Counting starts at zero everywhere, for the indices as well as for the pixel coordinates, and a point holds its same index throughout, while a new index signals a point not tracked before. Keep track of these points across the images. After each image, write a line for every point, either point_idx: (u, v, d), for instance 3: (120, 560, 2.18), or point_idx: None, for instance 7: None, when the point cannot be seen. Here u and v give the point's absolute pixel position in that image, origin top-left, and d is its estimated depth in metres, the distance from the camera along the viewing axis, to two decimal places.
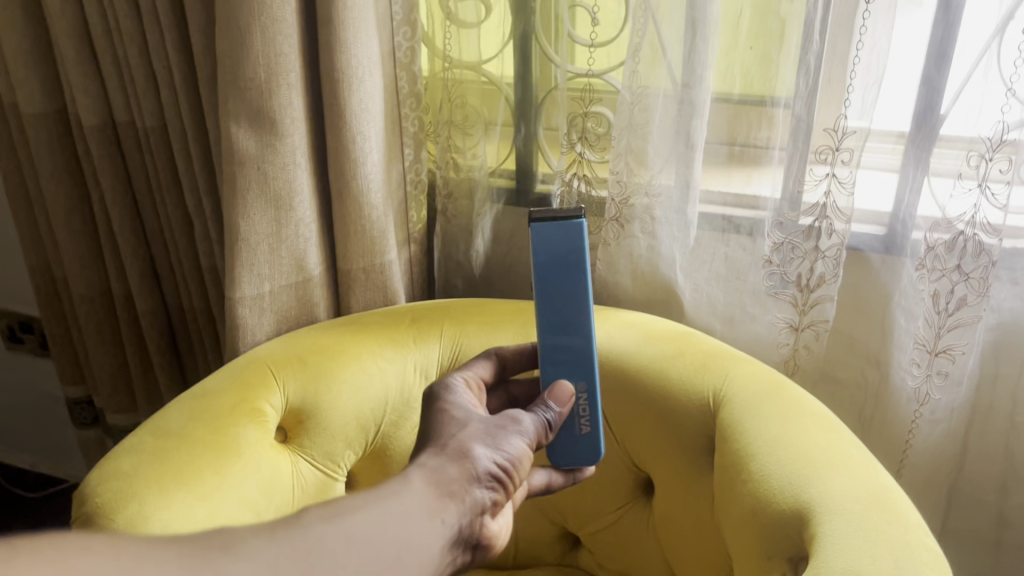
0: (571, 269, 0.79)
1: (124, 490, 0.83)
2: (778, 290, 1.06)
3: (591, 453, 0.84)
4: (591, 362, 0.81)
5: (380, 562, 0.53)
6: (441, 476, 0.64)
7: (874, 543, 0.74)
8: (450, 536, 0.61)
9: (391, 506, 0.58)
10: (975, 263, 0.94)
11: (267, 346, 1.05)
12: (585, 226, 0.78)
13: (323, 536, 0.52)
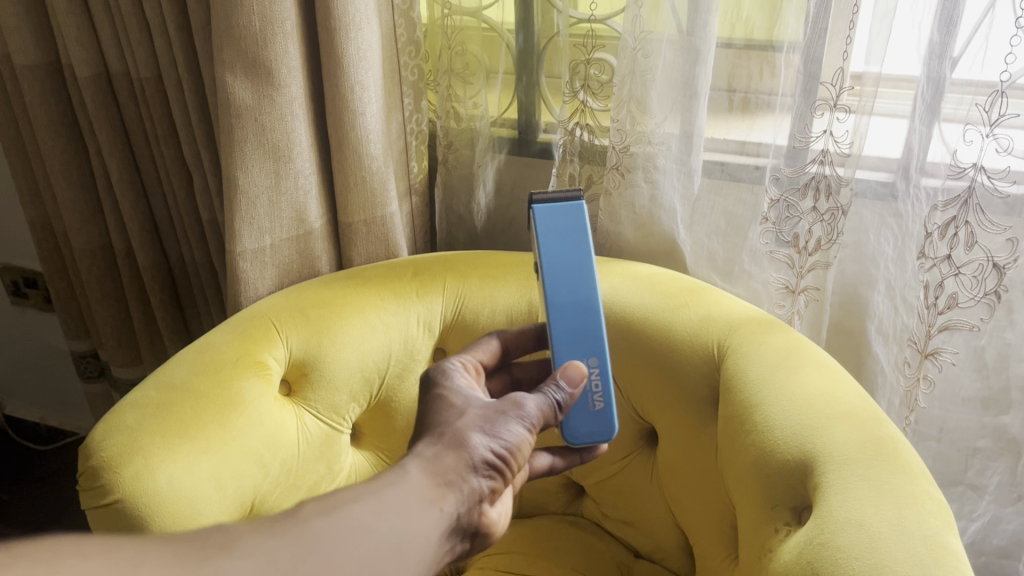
0: (575, 246, 0.82)
1: (129, 444, 0.84)
2: (774, 249, 1.04)
3: (605, 429, 0.82)
4: (601, 340, 0.82)
5: (380, 554, 0.55)
6: (437, 465, 0.64)
7: (878, 492, 0.74)
8: (446, 524, 0.62)
9: (389, 499, 0.59)
10: (967, 257, 0.91)
11: (270, 300, 1.05)
12: (583, 203, 0.82)
13: (321, 532, 0.53)
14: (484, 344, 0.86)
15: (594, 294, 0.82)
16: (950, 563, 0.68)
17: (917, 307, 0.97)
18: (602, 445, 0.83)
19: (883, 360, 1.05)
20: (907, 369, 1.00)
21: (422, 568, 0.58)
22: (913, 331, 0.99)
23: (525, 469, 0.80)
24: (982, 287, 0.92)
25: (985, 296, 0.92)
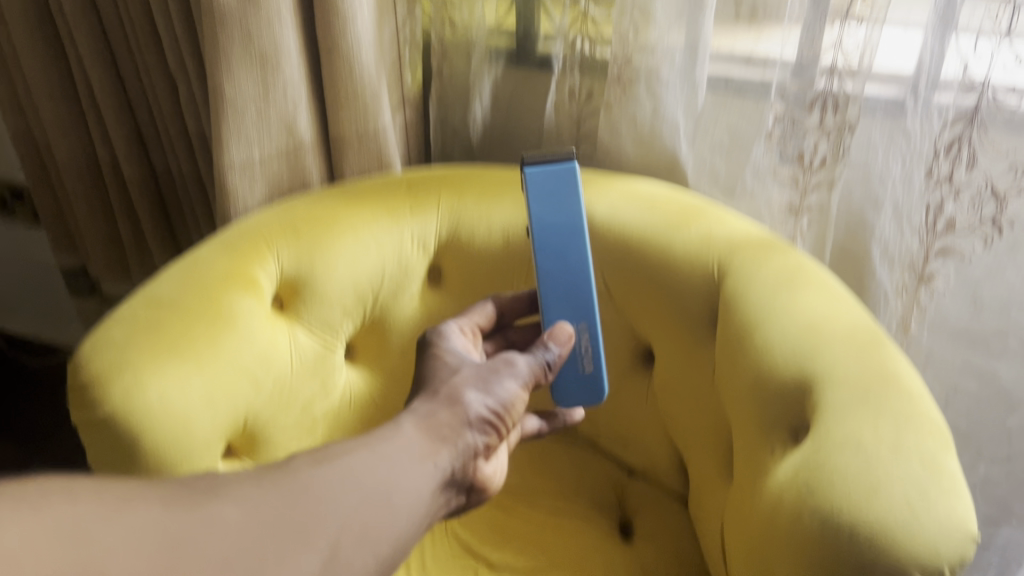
0: (567, 209, 0.89)
1: (118, 359, 0.83)
2: (777, 167, 1.01)
3: (594, 389, 0.91)
4: (591, 303, 0.89)
5: (371, 500, 0.61)
6: (432, 422, 0.71)
7: (878, 413, 0.73)
8: (442, 476, 0.68)
9: (382, 451, 0.66)
10: (969, 179, 0.87)
11: (259, 216, 1.02)
12: (576, 167, 0.89)
13: (310, 479, 0.60)
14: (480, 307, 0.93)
15: (585, 259, 0.89)
16: (948, 483, 0.69)
17: (917, 227, 0.93)
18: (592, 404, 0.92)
19: (885, 283, 1.00)
20: (905, 292, 0.97)
21: (417, 514, 0.64)
22: (913, 255, 0.95)
23: (518, 430, 0.89)
24: (979, 212, 0.88)
25: (983, 222, 0.88)
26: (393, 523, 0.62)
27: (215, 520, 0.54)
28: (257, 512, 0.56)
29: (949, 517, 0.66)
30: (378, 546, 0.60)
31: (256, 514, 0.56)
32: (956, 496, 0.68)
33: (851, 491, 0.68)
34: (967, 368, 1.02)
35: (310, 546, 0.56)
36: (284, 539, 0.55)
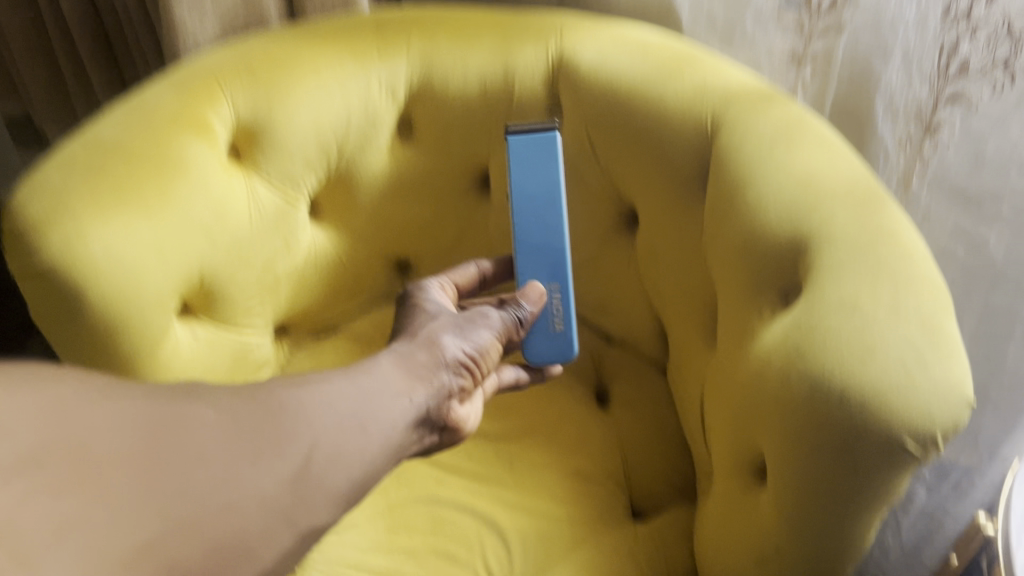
0: (544, 177, 0.85)
1: (58, 206, 0.78)
2: (782, 12, 0.92)
3: (564, 348, 0.88)
4: (564, 265, 0.86)
5: (346, 427, 0.65)
6: (409, 360, 0.74)
7: (877, 273, 0.68)
8: (417, 411, 0.71)
9: (361, 381, 0.69)
10: (986, 16, 0.76)
11: (210, 56, 0.93)
12: (556, 136, 0.85)
13: (288, 400, 0.63)
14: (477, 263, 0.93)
15: (559, 220, 0.85)
16: (946, 346, 0.65)
17: (928, 73, 0.83)
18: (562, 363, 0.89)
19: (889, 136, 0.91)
20: (909, 146, 0.88)
21: (389, 445, 0.68)
22: (921, 104, 0.85)
23: (491, 381, 0.87)
24: (995, 55, 0.77)
25: (997, 65, 0.77)
26: (365, 451, 0.66)
27: (195, 420, 0.58)
28: (237, 416, 0.60)
29: (946, 380, 0.63)
30: (350, 467, 0.64)
31: (238, 419, 0.60)
32: (955, 360, 0.64)
33: (845, 354, 0.65)
34: (957, 233, 0.89)
35: (287, 456, 0.60)
36: (262, 445, 0.59)
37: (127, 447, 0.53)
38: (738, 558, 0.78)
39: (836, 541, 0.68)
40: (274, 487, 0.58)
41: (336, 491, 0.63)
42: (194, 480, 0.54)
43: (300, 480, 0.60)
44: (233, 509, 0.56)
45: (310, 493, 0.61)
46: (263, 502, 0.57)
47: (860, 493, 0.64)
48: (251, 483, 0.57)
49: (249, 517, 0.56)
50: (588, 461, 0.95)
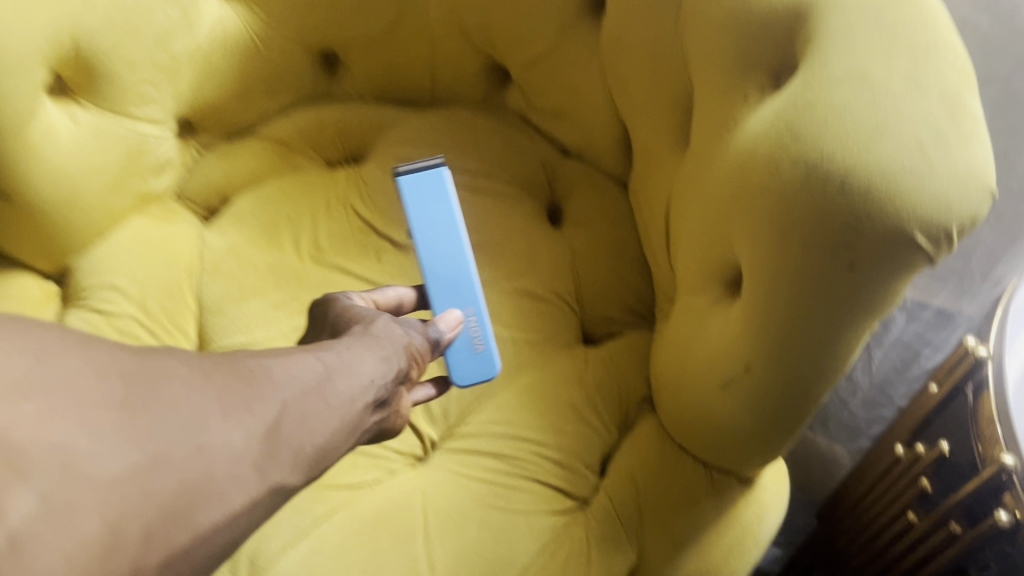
0: (435, 215, 0.71)
1: None
2: None
3: (484, 370, 0.71)
4: (475, 285, 0.71)
5: (315, 397, 0.49)
6: (371, 341, 0.56)
7: (889, 43, 0.56)
8: (375, 394, 0.54)
9: (324, 357, 0.52)
10: None
11: None
12: (444, 173, 0.71)
13: (259, 368, 0.48)
14: (395, 288, 0.68)
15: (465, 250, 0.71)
16: (966, 127, 0.54)
17: None
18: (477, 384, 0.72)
19: None
20: None
21: (343, 434, 0.51)
22: None
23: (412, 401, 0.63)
24: None
25: None
26: (331, 425, 0.49)
27: (165, 370, 0.43)
28: (202, 366, 0.45)
29: (966, 166, 0.52)
30: (316, 441, 0.48)
31: (202, 371, 0.45)
32: (976, 141, 0.54)
33: (848, 133, 0.53)
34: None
35: (254, 412, 0.45)
36: (231, 396, 0.45)
37: (107, 371, 0.41)
38: (699, 382, 0.70)
39: (818, 357, 0.59)
40: (242, 441, 0.43)
41: (303, 458, 0.47)
42: (163, 432, 0.40)
43: (268, 439, 0.45)
44: (204, 454, 0.41)
45: (282, 455, 0.46)
46: (234, 461, 0.43)
47: (855, 299, 0.55)
48: (219, 431, 0.43)
49: (220, 471, 0.42)
50: (536, 281, 0.84)
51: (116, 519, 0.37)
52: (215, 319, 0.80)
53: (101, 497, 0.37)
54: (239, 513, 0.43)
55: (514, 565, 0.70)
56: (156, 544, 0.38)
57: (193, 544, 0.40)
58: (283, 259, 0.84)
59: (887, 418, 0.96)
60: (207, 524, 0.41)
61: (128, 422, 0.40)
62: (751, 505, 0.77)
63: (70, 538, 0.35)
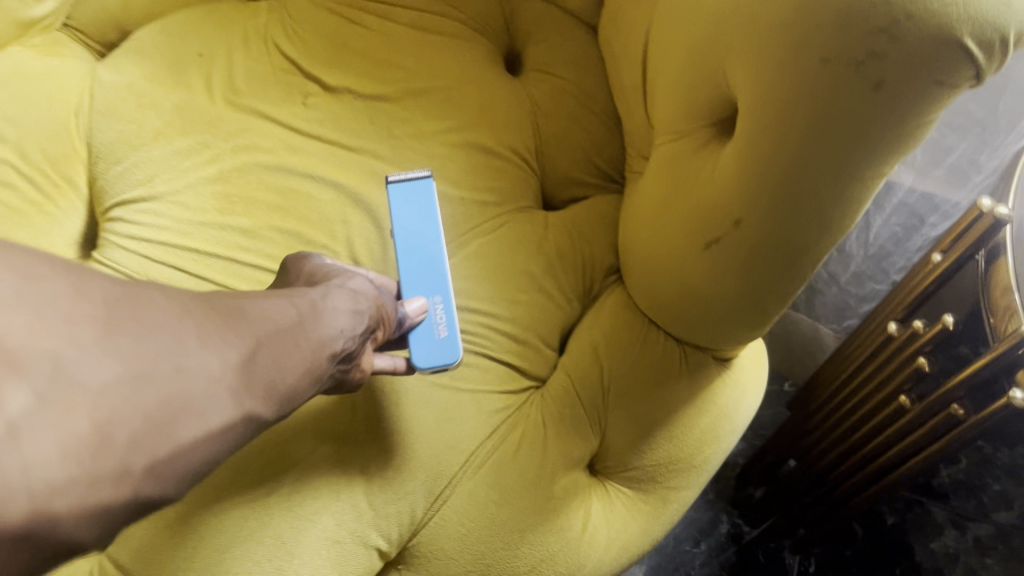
0: (417, 208, 0.64)
1: None
2: None
3: (442, 357, 0.61)
4: (446, 275, 0.63)
5: (287, 342, 0.45)
6: (346, 295, 0.52)
7: None
8: (342, 347, 0.50)
9: (294, 300, 0.48)
10: None
11: None
12: (430, 177, 0.65)
13: (241, 306, 0.44)
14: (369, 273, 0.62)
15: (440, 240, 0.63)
16: None
17: None
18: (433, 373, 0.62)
19: None
20: None
21: (314, 381, 0.47)
22: None
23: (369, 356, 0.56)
24: None
25: None
26: (301, 368, 0.46)
27: (146, 298, 0.40)
28: (181, 295, 0.42)
29: None
30: (288, 379, 0.45)
31: (181, 301, 0.42)
32: None
33: None
34: None
35: (232, 342, 0.42)
36: (209, 325, 0.42)
37: (94, 284, 0.39)
38: (675, 244, 0.60)
39: (824, 202, 0.50)
40: (220, 369, 0.40)
41: (276, 394, 0.44)
42: (147, 351, 0.38)
43: (244, 371, 0.42)
44: (185, 377, 0.39)
45: (257, 386, 0.42)
46: (211, 386, 0.40)
47: (876, 128, 0.45)
48: (197, 354, 0.40)
49: (199, 394, 0.39)
50: (490, 134, 0.72)
51: (105, 423, 0.35)
52: (110, 167, 0.68)
53: (91, 402, 0.35)
54: (214, 435, 0.40)
55: (459, 450, 0.61)
56: (142, 449, 0.37)
57: (174, 454, 0.38)
58: (190, 98, 0.70)
59: (883, 293, 0.87)
60: (188, 439, 0.39)
61: (112, 337, 0.37)
62: (729, 387, 0.68)
63: (64, 441, 0.34)
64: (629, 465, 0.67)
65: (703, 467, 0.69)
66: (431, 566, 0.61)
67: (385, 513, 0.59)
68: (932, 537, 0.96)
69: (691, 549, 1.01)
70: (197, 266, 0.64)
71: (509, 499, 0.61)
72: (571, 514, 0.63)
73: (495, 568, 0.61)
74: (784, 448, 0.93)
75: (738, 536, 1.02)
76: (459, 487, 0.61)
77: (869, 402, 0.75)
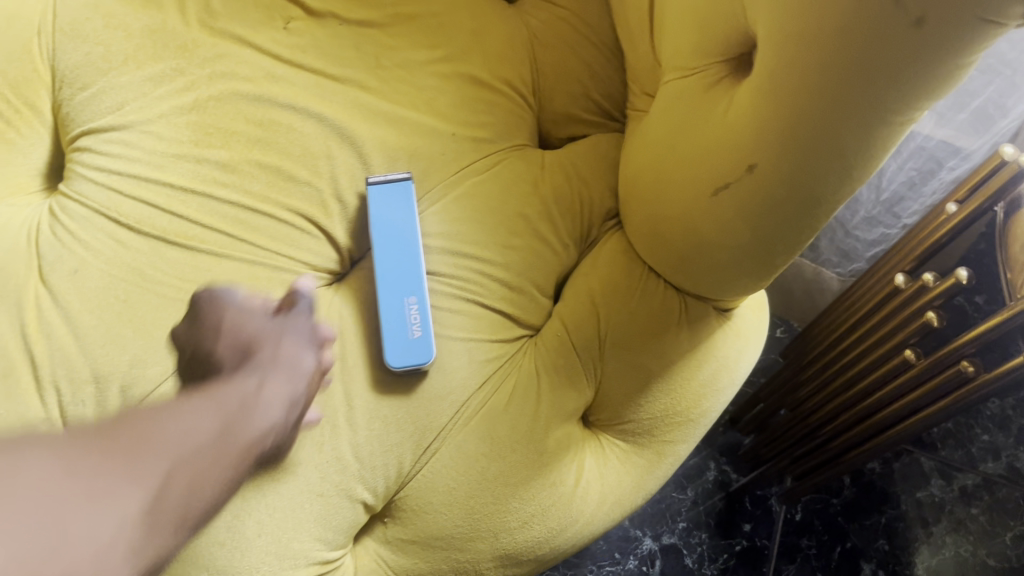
0: (392, 212, 0.61)
1: None
2: None
3: (415, 358, 0.58)
4: (422, 277, 0.60)
5: (193, 479, 0.45)
6: (288, 374, 0.53)
7: None
8: (259, 448, 0.50)
9: (206, 404, 0.48)
10: None
11: None
12: (408, 182, 0.62)
13: (143, 444, 0.44)
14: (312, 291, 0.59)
15: (417, 242, 0.61)
16: None
17: None
18: (407, 374, 0.58)
19: None
20: None
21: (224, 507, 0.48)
22: None
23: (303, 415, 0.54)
24: None
25: None
26: (209, 499, 0.46)
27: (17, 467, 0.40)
28: (69, 450, 0.42)
29: None
30: (199, 503, 0.46)
31: (70, 458, 0.42)
32: None
33: None
34: None
35: (131, 489, 0.42)
36: (98, 482, 0.41)
37: None
38: (680, 187, 0.56)
39: (848, 146, 0.46)
40: (113, 533, 0.40)
41: (186, 526, 0.45)
42: (21, 535, 0.38)
43: (146, 523, 0.42)
44: (69, 548, 0.39)
45: (162, 528, 0.43)
46: (100, 548, 0.40)
47: (912, 67, 0.41)
48: (85, 521, 0.39)
49: (88, 560, 0.39)
50: (485, 67, 0.68)
51: None
52: (76, 93, 0.62)
53: None
54: None
55: (449, 401, 0.59)
56: None
57: None
58: (162, 20, 0.64)
59: (893, 237, 0.84)
60: None
61: None
62: (729, 337, 0.66)
63: None
64: (625, 418, 0.65)
65: (700, 420, 0.67)
66: (419, 521, 0.59)
67: (371, 466, 0.56)
68: (919, 486, 0.95)
69: (679, 496, 1.00)
70: (171, 201, 0.60)
71: (501, 453, 0.59)
72: (564, 469, 0.61)
73: (484, 523, 0.59)
74: (778, 397, 0.91)
75: (727, 483, 1.00)
76: (448, 440, 0.58)
77: (871, 354, 0.72)
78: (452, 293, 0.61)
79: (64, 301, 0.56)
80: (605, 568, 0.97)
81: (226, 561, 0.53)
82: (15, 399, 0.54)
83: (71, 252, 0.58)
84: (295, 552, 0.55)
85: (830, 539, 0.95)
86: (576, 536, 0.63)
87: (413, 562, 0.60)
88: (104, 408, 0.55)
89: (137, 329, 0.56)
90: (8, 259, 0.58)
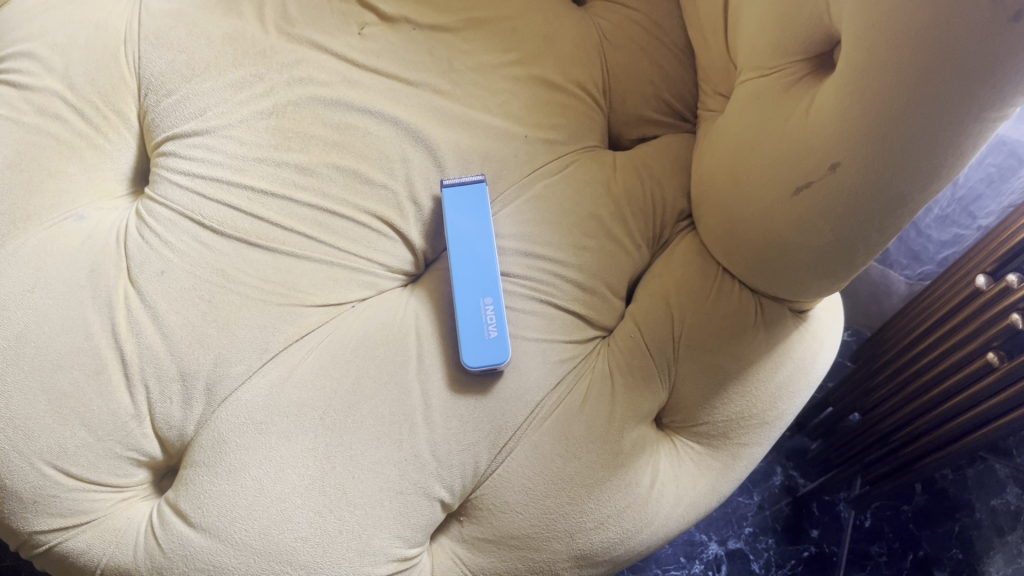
0: (467, 216, 0.62)
1: None
2: None
3: (490, 357, 0.58)
4: (496, 277, 0.61)
5: None
6: None
7: None
8: None
9: None
10: None
11: None
12: (480, 185, 0.63)
13: None
14: None
15: (490, 243, 0.62)
16: None
17: None
18: (484, 373, 0.59)
19: None
20: None
21: None
22: None
23: None
24: None
25: None
26: None
27: None
28: None
29: None
30: None
31: None
32: None
33: None
34: None
35: None
36: None
37: None
38: (758, 187, 0.56)
39: (938, 146, 0.45)
40: None
41: None
42: None
43: None
44: None
45: None
46: None
47: (1011, 63, 0.40)
48: None
49: None
50: (556, 70, 0.69)
51: None
52: (160, 100, 0.64)
53: None
54: None
55: (524, 401, 0.59)
56: None
57: None
58: (242, 28, 0.66)
59: (967, 238, 0.83)
60: None
61: None
62: (805, 339, 0.65)
63: None
64: (699, 419, 0.64)
65: (775, 422, 0.66)
66: (494, 520, 0.59)
67: (449, 464, 0.57)
68: (994, 494, 0.89)
69: (745, 501, 0.99)
70: (252, 204, 0.61)
71: (577, 453, 0.59)
72: (640, 470, 0.61)
73: (559, 523, 0.59)
74: (848, 402, 0.90)
75: (794, 488, 0.99)
76: (524, 439, 0.59)
77: (950, 357, 0.71)
78: (527, 296, 0.62)
79: (152, 302, 0.57)
80: (670, 572, 0.97)
81: (310, 557, 0.54)
82: (107, 397, 0.56)
83: (158, 254, 0.59)
84: (375, 548, 0.56)
85: (901, 547, 0.92)
86: (651, 537, 0.63)
87: (489, 561, 0.60)
88: (191, 405, 0.57)
89: (221, 329, 0.57)
90: (98, 260, 0.59)
